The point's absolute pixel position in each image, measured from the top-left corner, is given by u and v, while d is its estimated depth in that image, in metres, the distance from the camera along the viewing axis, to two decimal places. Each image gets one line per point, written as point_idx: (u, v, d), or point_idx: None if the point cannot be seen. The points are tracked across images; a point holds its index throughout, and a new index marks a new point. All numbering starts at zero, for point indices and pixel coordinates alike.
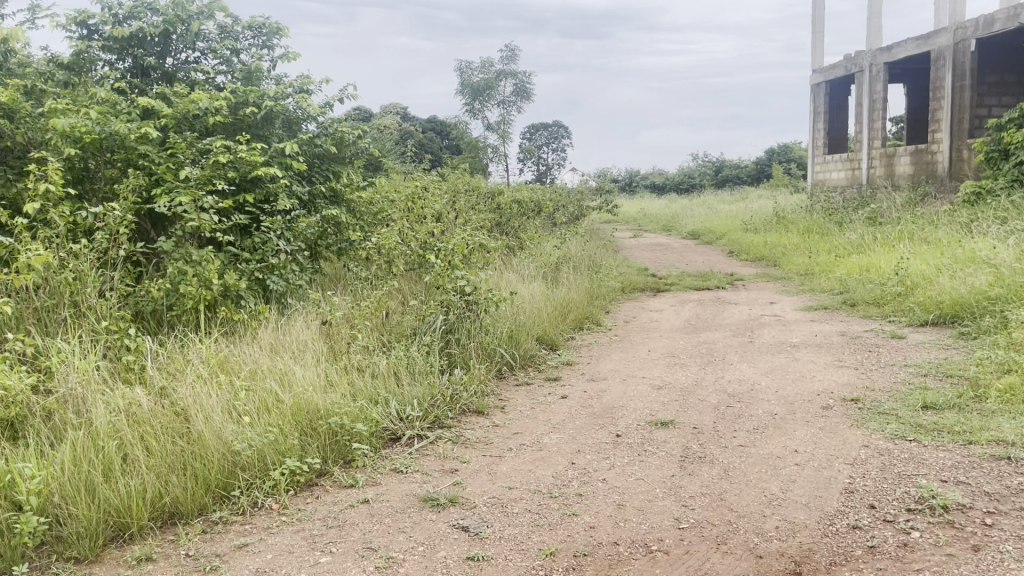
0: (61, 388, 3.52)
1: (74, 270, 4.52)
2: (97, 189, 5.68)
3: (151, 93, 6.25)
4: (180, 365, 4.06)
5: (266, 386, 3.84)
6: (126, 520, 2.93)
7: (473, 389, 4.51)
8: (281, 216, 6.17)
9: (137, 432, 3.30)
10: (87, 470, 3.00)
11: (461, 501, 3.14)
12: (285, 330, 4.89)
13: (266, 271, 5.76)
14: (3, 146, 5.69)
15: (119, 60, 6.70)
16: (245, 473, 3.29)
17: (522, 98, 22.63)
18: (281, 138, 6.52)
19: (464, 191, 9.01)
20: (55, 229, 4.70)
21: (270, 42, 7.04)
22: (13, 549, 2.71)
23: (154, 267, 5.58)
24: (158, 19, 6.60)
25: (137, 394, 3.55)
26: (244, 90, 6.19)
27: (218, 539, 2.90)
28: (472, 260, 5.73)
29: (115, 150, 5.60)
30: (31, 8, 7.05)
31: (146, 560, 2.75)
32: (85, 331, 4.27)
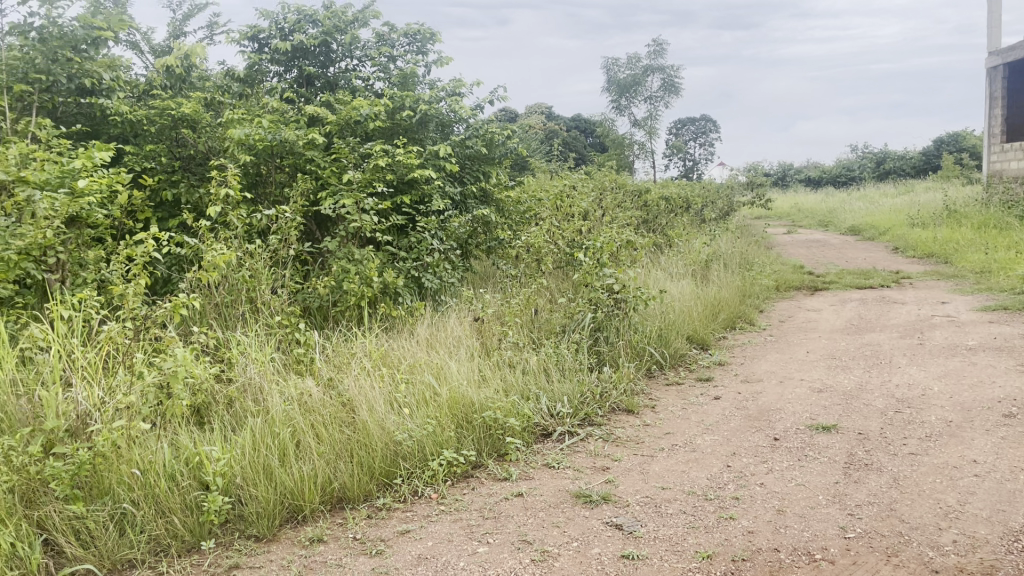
0: (241, 378, 3.81)
1: (250, 269, 4.88)
2: (269, 193, 6.10)
3: (317, 102, 6.64)
4: (345, 358, 4.30)
5: (424, 378, 3.99)
6: (300, 503, 3.13)
7: (622, 387, 4.50)
8: (435, 216, 6.40)
9: (307, 420, 3.52)
10: (266, 454, 3.23)
11: (614, 499, 3.15)
12: (439, 326, 5.07)
13: (421, 269, 5.97)
14: (187, 155, 6.21)
15: (287, 71, 7.15)
16: (406, 463, 3.44)
17: (670, 93, 22.25)
18: (436, 140, 6.74)
19: (612, 189, 8.99)
20: (233, 231, 5.08)
21: (424, 48, 7.29)
22: (201, 525, 2.95)
23: (319, 266, 5.92)
24: (320, 30, 6.95)
25: (309, 385, 3.79)
26: (400, 95, 6.45)
27: (383, 524, 3.05)
28: (621, 258, 5.70)
29: (284, 156, 5.99)
30: (210, 25, 7.65)
31: (319, 541, 2.93)
32: (261, 324, 4.60)
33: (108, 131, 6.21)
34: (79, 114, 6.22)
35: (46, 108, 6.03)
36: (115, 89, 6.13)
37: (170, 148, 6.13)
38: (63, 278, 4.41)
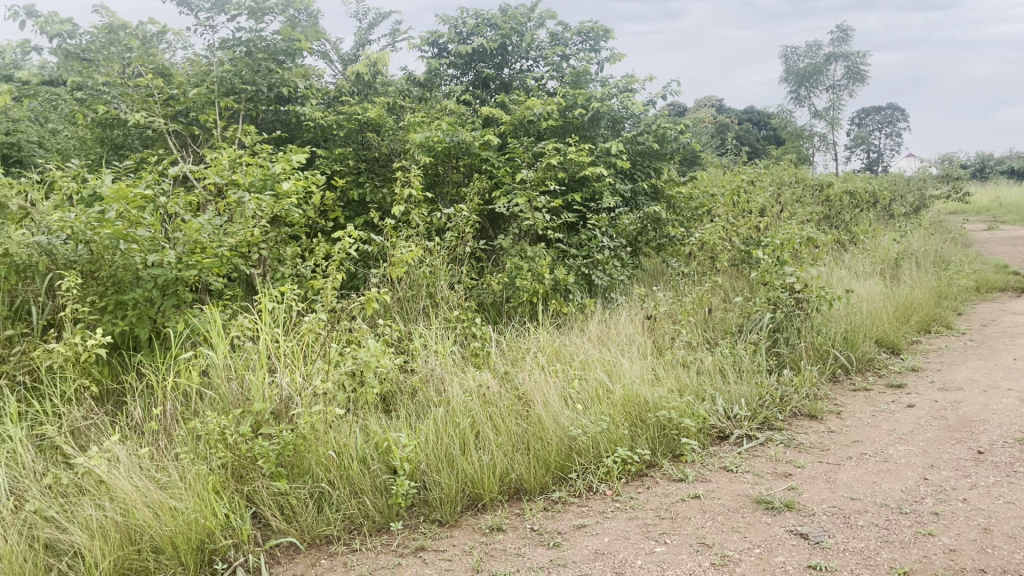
0: (423, 369, 3.98)
1: (430, 266, 5.10)
2: (446, 192, 6.35)
3: (493, 103, 6.82)
4: (520, 353, 4.39)
5: (597, 376, 4.01)
6: (479, 491, 3.24)
7: (804, 391, 4.31)
8: (606, 213, 6.40)
9: (485, 412, 3.63)
10: (447, 443, 3.37)
11: (797, 507, 3.03)
12: (612, 323, 5.08)
13: (592, 266, 5.99)
14: (371, 157, 6.57)
15: (464, 74, 7.38)
16: (581, 458, 3.47)
17: (855, 81, 21.01)
18: (607, 138, 6.74)
19: (790, 184, 8.63)
20: (414, 229, 5.32)
21: (598, 45, 7.31)
22: (389, 507, 3.11)
23: (493, 262, 6.08)
24: (497, 33, 7.11)
25: (486, 378, 3.90)
26: (573, 94, 6.50)
27: (559, 517, 3.10)
28: (802, 255, 5.46)
29: (461, 157, 6.19)
30: (393, 32, 8.03)
31: (498, 530, 3.01)
32: (440, 318, 4.78)
33: (301, 136, 6.67)
34: (277, 121, 6.72)
35: (249, 115, 6.56)
36: (308, 97, 6.56)
37: (357, 152, 6.52)
38: (265, 273, 4.78)
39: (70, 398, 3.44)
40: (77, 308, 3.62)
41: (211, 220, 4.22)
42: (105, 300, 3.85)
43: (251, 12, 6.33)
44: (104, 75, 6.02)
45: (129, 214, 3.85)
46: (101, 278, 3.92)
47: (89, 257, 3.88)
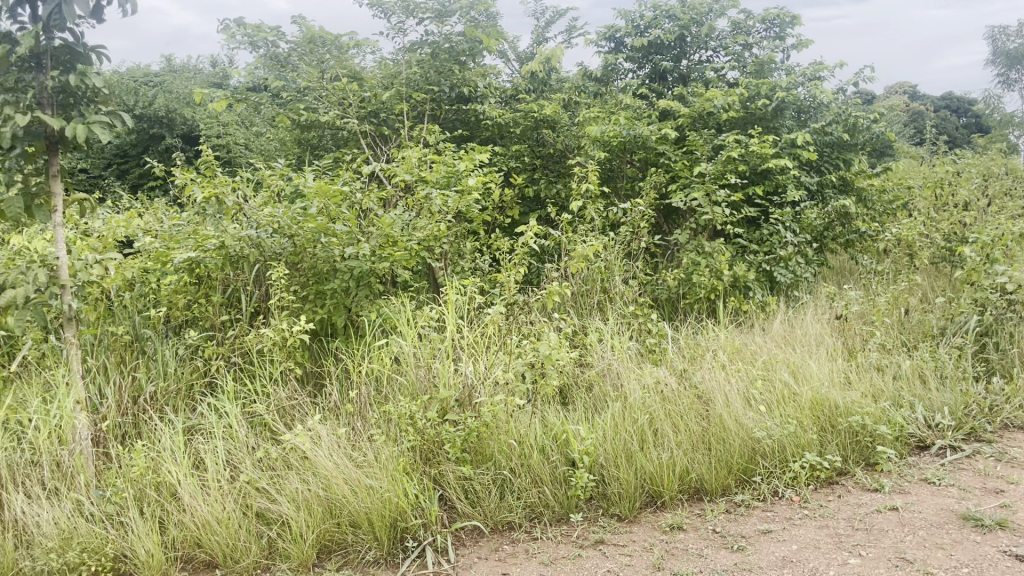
0: (599, 364, 3.95)
1: (605, 261, 5.11)
2: (622, 187, 6.32)
3: (671, 95, 6.72)
4: (700, 351, 4.29)
5: (782, 376, 3.85)
6: (659, 489, 3.20)
7: (1017, 402, 3.93)
8: (790, 207, 6.13)
9: (664, 409, 3.57)
10: (626, 438, 3.34)
11: (1012, 526, 2.78)
12: (796, 322, 4.86)
13: (774, 262, 5.76)
14: (547, 153, 6.65)
15: (641, 67, 7.32)
16: (765, 461, 3.35)
17: None
18: (792, 129, 6.45)
19: (1000, 176, 7.90)
20: (590, 224, 5.34)
21: (783, 32, 7.01)
22: (568, 498, 3.14)
23: (669, 258, 5.99)
24: (677, 24, 6.98)
25: (664, 374, 3.83)
26: (756, 84, 6.28)
27: (742, 520, 3.01)
28: (1015, 253, 4.99)
29: (637, 151, 6.14)
30: (569, 28, 8.10)
31: (679, 529, 2.97)
32: (616, 313, 4.77)
33: (480, 133, 6.86)
34: (458, 120, 6.95)
35: (432, 115, 6.84)
36: (488, 96, 6.75)
37: (533, 148, 6.64)
38: (446, 266, 4.95)
39: (277, 379, 3.74)
40: (283, 297, 3.92)
41: (401, 215, 4.44)
42: (306, 290, 4.17)
43: (436, 15, 6.60)
44: (305, 80, 6.50)
45: (329, 210, 4.23)
46: (303, 270, 4.24)
47: (293, 249, 4.20)
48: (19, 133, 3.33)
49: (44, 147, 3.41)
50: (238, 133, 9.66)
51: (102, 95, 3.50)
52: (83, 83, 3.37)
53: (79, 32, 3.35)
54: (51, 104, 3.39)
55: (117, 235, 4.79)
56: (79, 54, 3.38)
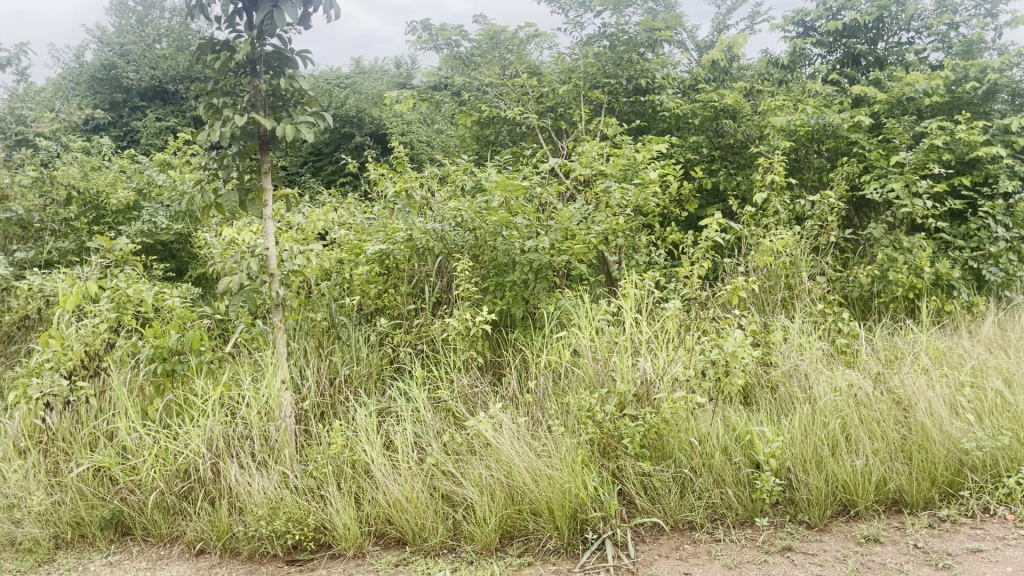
0: (786, 363, 3.75)
1: (790, 256, 4.89)
2: (808, 178, 6.03)
3: (865, 81, 6.34)
4: (898, 353, 4.01)
5: (993, 384, 3.54)
6: (853, 497, 3.03)
7: None
8: (1001, 199, 5.63)
9: (858, 414, 3.37)
10: (816, 442, 3.17)
11: None
12: (1008, 326, 4.46)
13: (982, 259, 5.31)
14: (728, 144, 6.46)
15: (831, 52, 6.95)
16: (973, 475, 3.10)
17: None
18: (1005, 113, 5.91)
19: None
20: (774, 217, 5.14)
21: (996, 9, 6.43)
22: (753, 501, 3.03)
23: (860, 254, 5.65)
24: (873, 5, 6.57)
25: (858, 377, 3.60)
26: (964, 65, 5.80)
27: (948, 537, 2.80)
28: None
29: (827, 140, 5.84)
30: (753, 14, 7.81)
31: (875, 541, 2.80)
32: (803, 311, 4.56)
33: (658, 126, 6.77)
34: (635, 112, 6.88)
35: (609, 107, 6.83)
36: (666, 87, 6.64)
37: (712, 139, 6.47)
38: (621, 260, 4.91)
39: (461, 367, 3.86)
40: (467, 289, 4.05)
41: (581, 208, 4.46)
42: (487, 283, 4.27)
43: (616, 7, 6.56)
44: (487, 77, 6.69)
45: (511, 203, 4.32)
46: (484, 262, 4.34)
47: (475, 242, 4.32)
48: (236, 134, 3.65)
49: (257, 146, 3.73)
50: (420, 130, 10.09)
51: (308, 97, 3.75)
52: (291, 86, 3.63)
53: (287, 38, 3.62)
54: (264, 105, 3.69)
55: (315, 228, 5.13)
56: (287, 58, 3.65)
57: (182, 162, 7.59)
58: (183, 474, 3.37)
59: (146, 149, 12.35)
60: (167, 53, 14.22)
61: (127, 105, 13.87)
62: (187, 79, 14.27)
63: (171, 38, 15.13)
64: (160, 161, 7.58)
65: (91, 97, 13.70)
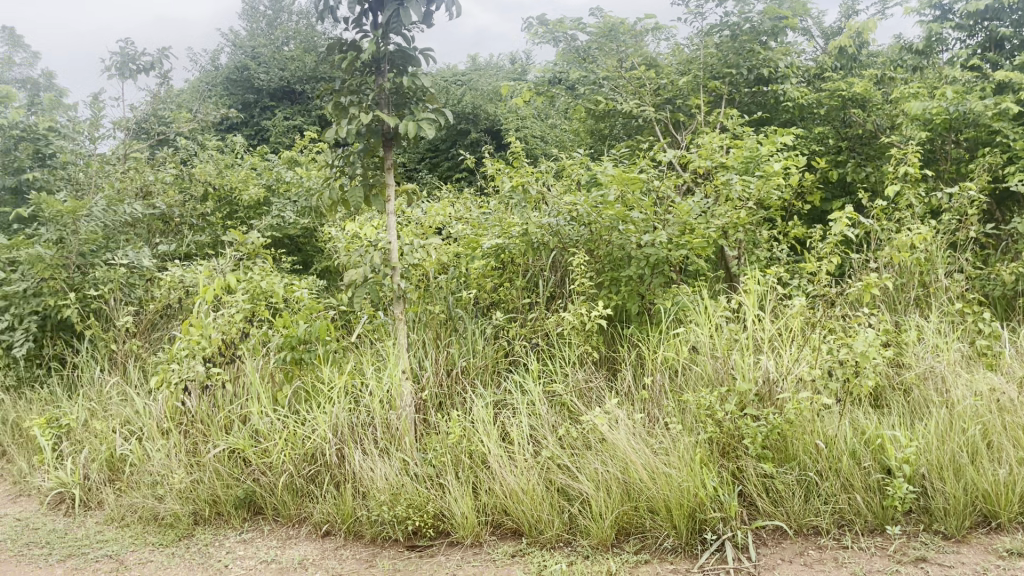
0: (920, 364, 3.55)
1: (924, 252, 4.64)
2: (945, 170, 5.70)
3: (1010, 66, 5.93)
4: None
5: None
6: (993, 508, 2.86)
7: None
8: None
9: (1001, 420, 3.16)
10: (953, 448, 2.99)
11: None
12: None
13: None
14: (856, 135, 6.19)
15: (971, 36, 6.55)
16: None
17: None
18: None
19: None
20: (907, 210, 4.88)
21: None
22: (883, 508, 2.90)
23: (1002, 250, 5.30)
24: None
25: (1000, 381, 3.37)
26: None
27: None
28: None
29: (966, 129, 5.50)
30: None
31: (1020, 557, 2.63)
32: (939, 310, 4.32)
33: (780, 117, 6.56)
34: (755, 103, 6.68)
35: (729, 99, 6.65)
36: (790, 76, 6.42)
37: (839, 130, 6.23)
38: (740, 256, 4.78)
39: (576, 361, 3.86)
40: (582, 283, 4.04)
41: (701, 202, 4.37)
42: (602, 277, 4.24)
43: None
44: (604, 70, 6.64)
45: (628, 197, 4.27)
46: (599, 256, 4.30)
47: (590, 236, 4.30)
48: (362, 131, 3.77)
49: (380, 143, 3.84)
50: (535, 124, 10.14)
51: (429, 94, 3.84)
52: (413, 84, 3.72)
53: (410, 36, 3.71)
54: (388, 103, 3.80)
55: (434, 222, 5.24)
56: (410, 57, 3.75)
57: (308, 159, 7.90)
58: (310, 457, 3.52)
59: (274, 147, 12.92)
60: (294, 54, 14.83)
61: (257, 105, 14.56)
62: (313, 78, 14.84)
63: (298, 40, 15.76)
64: (288, 158, 7.91)
65: (226, 98, 14.46)
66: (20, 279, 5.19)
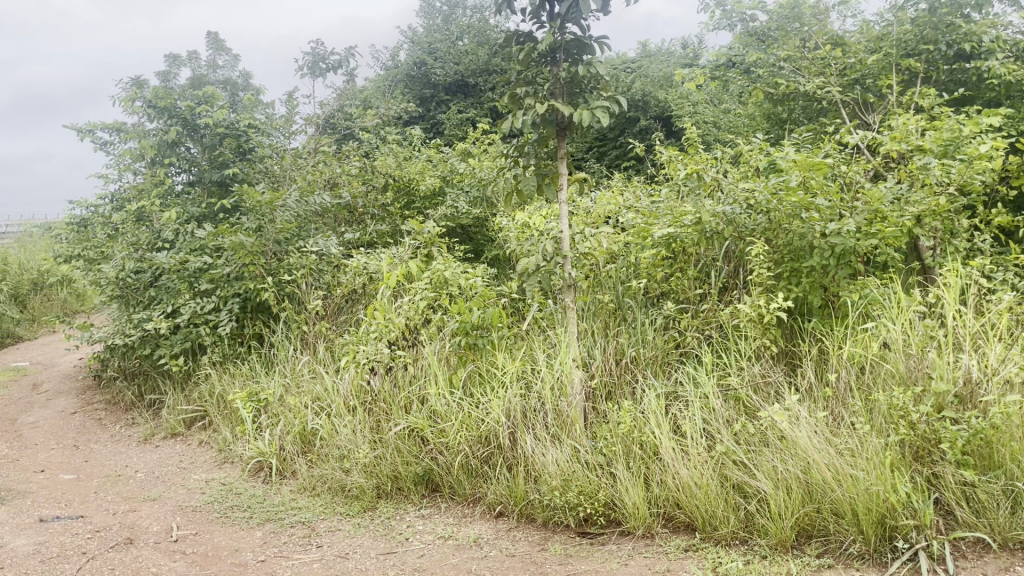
0: None
1: None
2: None
3: None
4: None
5: None
6: None
7: None
8: None
9: None
10: None
11: None
12: None
13: None
14: None
15: None
16: None
17: None
18: None
19: None
20: None
21: None
22: None
23: None
24: None
25: None
26: None
27: None
28: None
29: None
30: None
31: None
32: None
33: (984, 95, 6.02)
34: (955, 81, 6.18)
35: (925, 77, 6.21)
36: (996, 50, 5.87)
37: None
38: (936, 246, 4.41)
39: (752, 354, 3.72)
40: (760, 273, 3.87)
41: (893, 188, 4.07)
42: (781, 267, 4.05)
43: None
44: (785, 51, 6.31)
45: (811, 184, 4.05)
46: (778, 246, 4.11)
47: (769, 224, 4.11)
48: (536, 121, 3.81)
49: (554, 132, 3.85)
50: (708, 110, 9.87)
51: (603, 82, 3.80)
52: (588, 72, 3.72)
53: (587, 25, 3.71)
54: (562, 92, 3.82)
55: (605, 211, 5.22)
56: (586, 45, 3.75)
57: (480, 150, 8.09)
58: (484, 440, 3.62)
59: (449, 139, 13.35)
60: (468, 48, 15.23)
61: (433, 99, 15.10)
62: (485, 71, 15.19)
63: (472, 33, 16.15)
64: (461, 150, 8.14)
65: (404, 93, 15.10)
66: (225, 265, 5.68)
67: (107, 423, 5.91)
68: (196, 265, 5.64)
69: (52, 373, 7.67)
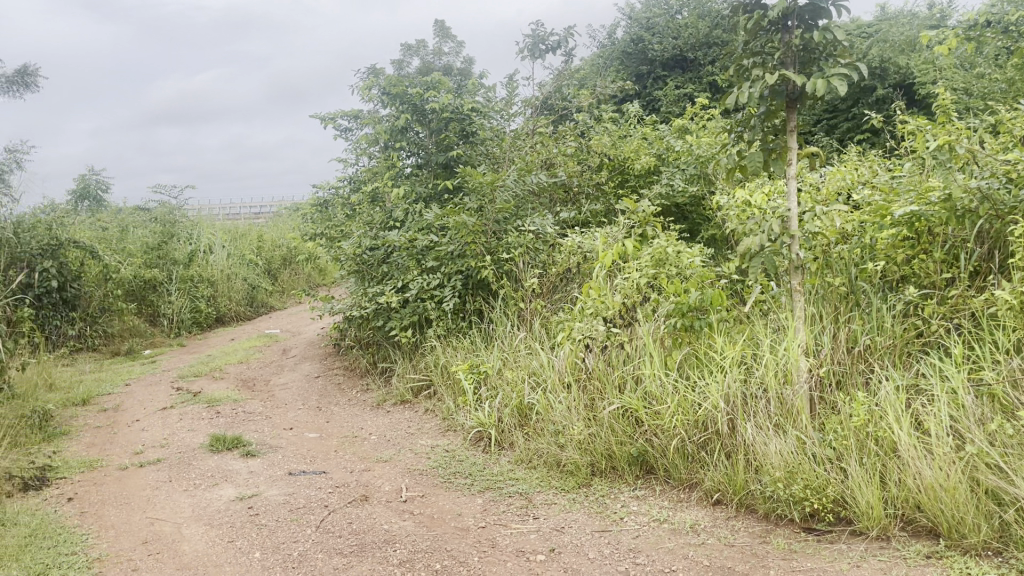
0: None
1: None
2: None
3: None
4: None
5: None
6: None
7: None
8: None
9: None
10: None
11: None
12: None
13: None
14: None
15: None
16: None
17: None
18: None
19: None
20: None
21: None
22: None
23: None
24: None
25: None
26: None
27: None
28: None
29: None
30: None
31: None
32: None
33: None
34: None
35: None
36: None
37: None
38: None
39: (1011, 347, 3.31)
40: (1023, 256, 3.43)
41: None
42: None
43: None
44: None
45: None
46: None
47: None
48: (764, 94, 3.62)
49: (784, 104, 3.63)
50: (958, 75, 8.90)
51: (841, 48, 3.52)
52: (824, 37, 3.46)
53: None
54: (794, 61, 3.58)
55: (838, 188, 4.86)
56: (821, 10, 3.49)
57: (700, 126, 7.83)
58: (701, 425, 3.53)
59: (666, 116, 13.08)
60: (688, 22, 14.80)
61: (651, 76, 14.89)
62: (705, 45, 14.70)
63: (691, 6, 15.67)
64: (679, 127, 7.94)
65: (621, 71, 15.01)
66: (449, 243, 5.95)
67: (346, 387, 6.43)
68: (424, 244, 5.96)
69: (299, 341, 8.46)
